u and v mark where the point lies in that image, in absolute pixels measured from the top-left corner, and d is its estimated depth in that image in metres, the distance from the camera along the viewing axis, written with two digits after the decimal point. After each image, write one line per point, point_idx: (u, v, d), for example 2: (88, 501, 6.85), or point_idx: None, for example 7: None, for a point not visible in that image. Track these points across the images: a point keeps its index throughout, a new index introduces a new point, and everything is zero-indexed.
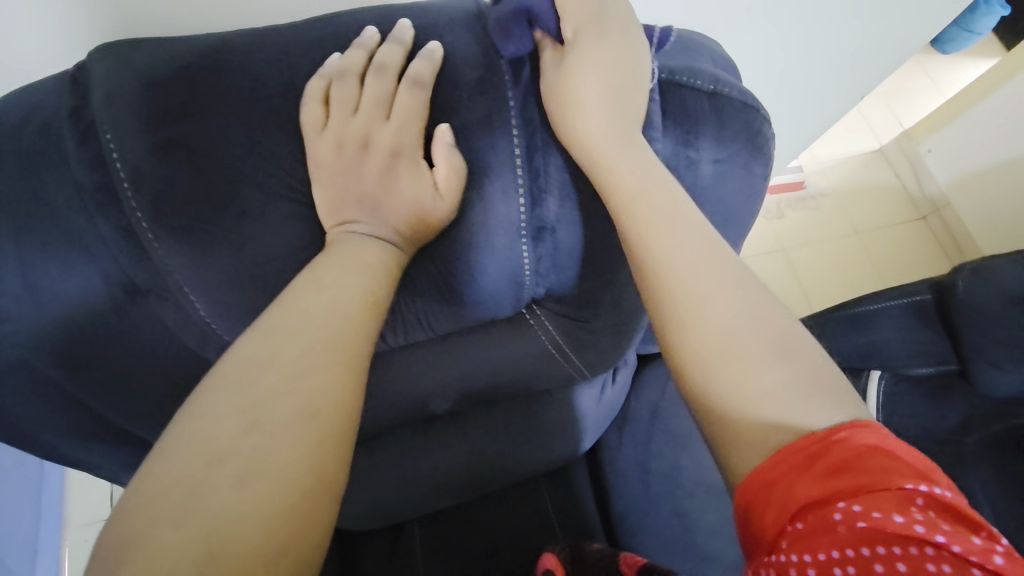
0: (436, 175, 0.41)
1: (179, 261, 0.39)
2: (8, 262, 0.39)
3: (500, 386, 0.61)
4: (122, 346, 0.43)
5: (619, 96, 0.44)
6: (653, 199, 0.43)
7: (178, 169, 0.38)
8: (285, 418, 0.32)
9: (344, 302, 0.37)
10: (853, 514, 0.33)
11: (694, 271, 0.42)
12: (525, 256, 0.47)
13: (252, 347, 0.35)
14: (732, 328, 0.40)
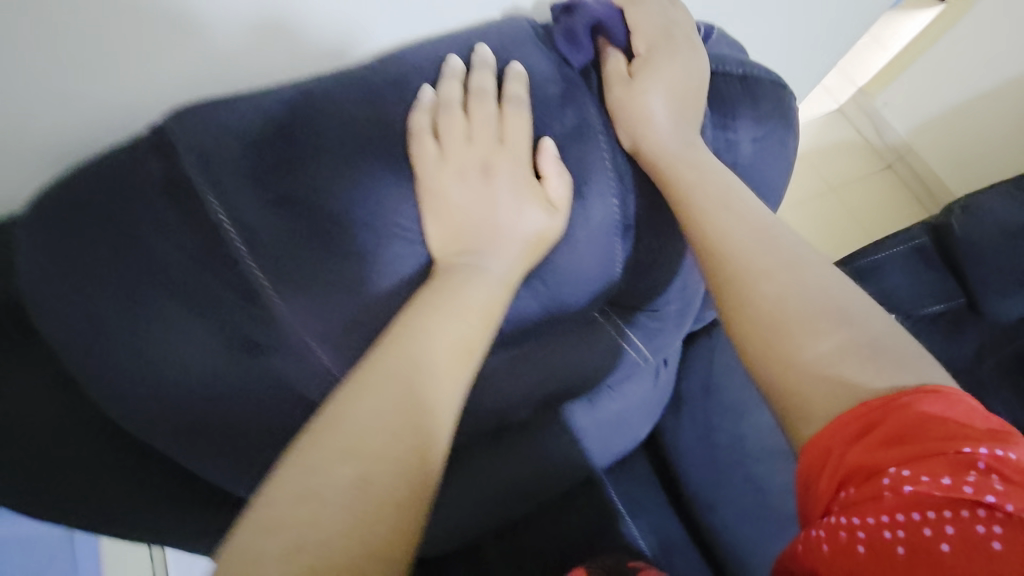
0: (548, 187, 0.44)
1: (301, 311, 0.41)
2: (140, 332, 0.41)
3: (577, 389, 0.61)
4: (241, 403, 0.45)
5: (680, 95, 0.47)
6: (708, 191, 0.46)
7: (296, 222, 0.39)
8: (352, 488, 0.33)
9: (422, 357, 0.37)
10: (899, 483, 0.33)
11: (749, 253, 0.44)
12: (617, 252, 0.51)
13: (341, 403, 0.36)
14: (788, 303, 0.42)
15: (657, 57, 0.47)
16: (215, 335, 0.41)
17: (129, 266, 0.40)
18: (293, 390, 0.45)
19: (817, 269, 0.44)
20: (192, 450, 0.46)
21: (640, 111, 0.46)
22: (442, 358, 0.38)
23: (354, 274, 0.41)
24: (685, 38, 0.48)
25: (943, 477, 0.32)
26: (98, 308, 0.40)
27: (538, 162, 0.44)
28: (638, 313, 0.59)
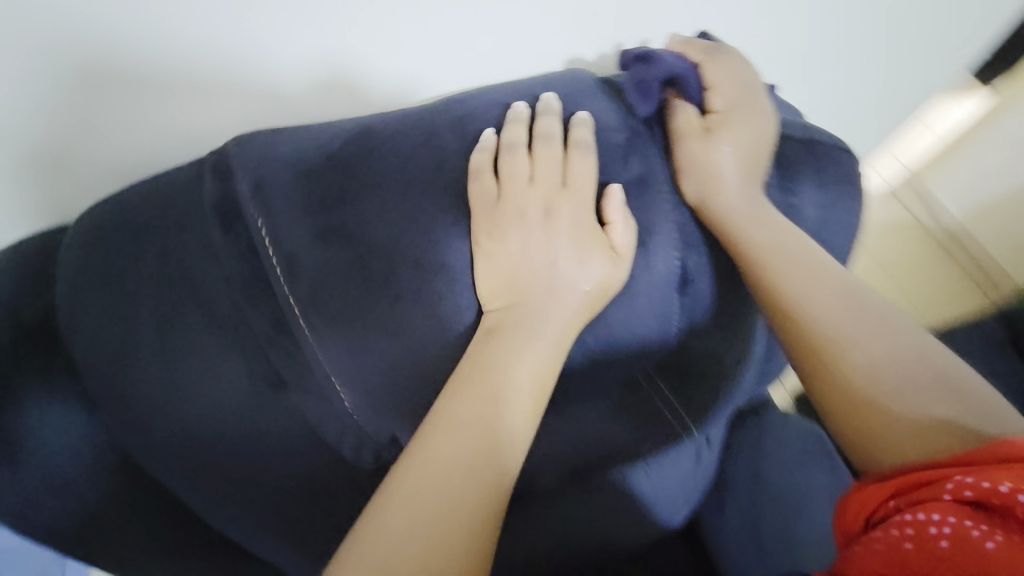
0: (613, 236, 0.42)
1: (330, 344, 0.38)
2: (162, 360, 0.40)
3: (603, 466, 0.51)
4: (254, 442, 0.42)
5: (751, 153, 0.46)
6: (784, 257, 0.44)
7: (336, 251, 0.38)
8: (409, 567, 0.31)
9: (488, 430, 0.36)
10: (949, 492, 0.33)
11: (839, 328, 0.42)
12: (676, 309, 0.47)
13: (408, 468, 0.35)
14: (887, 376, 0.40)
15: (729, 116, 0.46)
16: (241, 363, 0.39)
17: (167, 287, 0.39)
18: (312, 432, 0.42)
19: (909, 335, 0.42)
20: (190, 481, 0.43)
21: (711, 168, 0.45)
22: (497, 420, 0.36)
23: (396, 311, 0.38)
24: (751, 98, 0.48)
25: (1000, 484, 0.32)
26: (131, 328, 0.40)
27: (605, 208, 0.42)
28: (681, 377, 0.52)
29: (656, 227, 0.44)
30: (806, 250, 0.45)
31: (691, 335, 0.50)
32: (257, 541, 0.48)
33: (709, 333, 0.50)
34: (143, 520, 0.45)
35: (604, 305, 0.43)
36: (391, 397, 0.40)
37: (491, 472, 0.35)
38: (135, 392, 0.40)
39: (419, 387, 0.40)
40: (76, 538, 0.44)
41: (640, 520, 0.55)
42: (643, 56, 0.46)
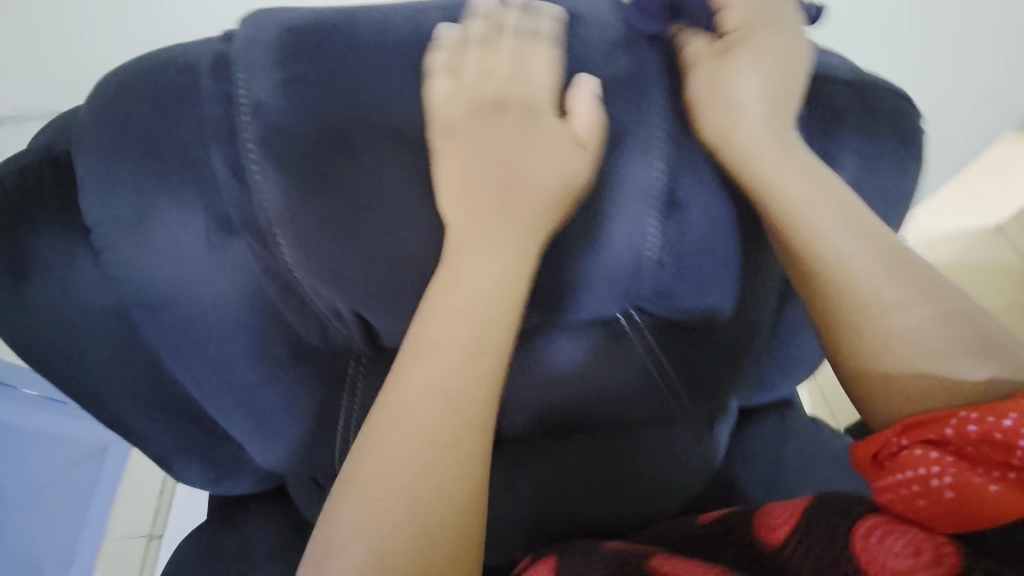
0: (573, 125, 0.40)
1: (275, 189, 0.37)
2: (124, 189, 0.40)
3: (589, 403, 0.59)
4: (209, 291, 0.42)
5: (769, 86, 0.44)
6: (819, 210, 0.44)
7: (301, 101, 0.36)
8: (451, 429, 0.36)
9: (488, 294, 0.38)
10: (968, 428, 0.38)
11: (878, 290, 0.43)
12: (653, 231, 0.43)
13: (416, 355, 0.38)
14: (921, 334, 0.42)
15: (740, 46, 0.45)
16: (197, 204, 0.39)
17: (141, 119, 0.39)
18: (264, 292, 0.42)
19: (934, 286, 0.43)
20: (162, 331, 0.46)
21: (728, 104, 0.44)
22: (496, 309, 0.38)
23: (348, 170, 0.37)
24: (756, 25, 0.46)
25: (1005, 417, 0.37)
26: (100, 155, 0.40)
27: (568, 99, 0.41)
28: (671, 328, 0.55)
29: (638, 130, 0.41)
30: (839, 197, 0.44)
31: (674, 272, 0.47)
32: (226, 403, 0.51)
33: (694, 280, 0.48)
34: (137, 353, 0.51)
35: (573, 208, 0.41)
36: (338, 267, 0.39)
37: (491, 358, 0.38)
38: (106, 239, 0.42)
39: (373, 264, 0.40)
40: (79, 361, 0.50)
41: (625, 459, 0.69)
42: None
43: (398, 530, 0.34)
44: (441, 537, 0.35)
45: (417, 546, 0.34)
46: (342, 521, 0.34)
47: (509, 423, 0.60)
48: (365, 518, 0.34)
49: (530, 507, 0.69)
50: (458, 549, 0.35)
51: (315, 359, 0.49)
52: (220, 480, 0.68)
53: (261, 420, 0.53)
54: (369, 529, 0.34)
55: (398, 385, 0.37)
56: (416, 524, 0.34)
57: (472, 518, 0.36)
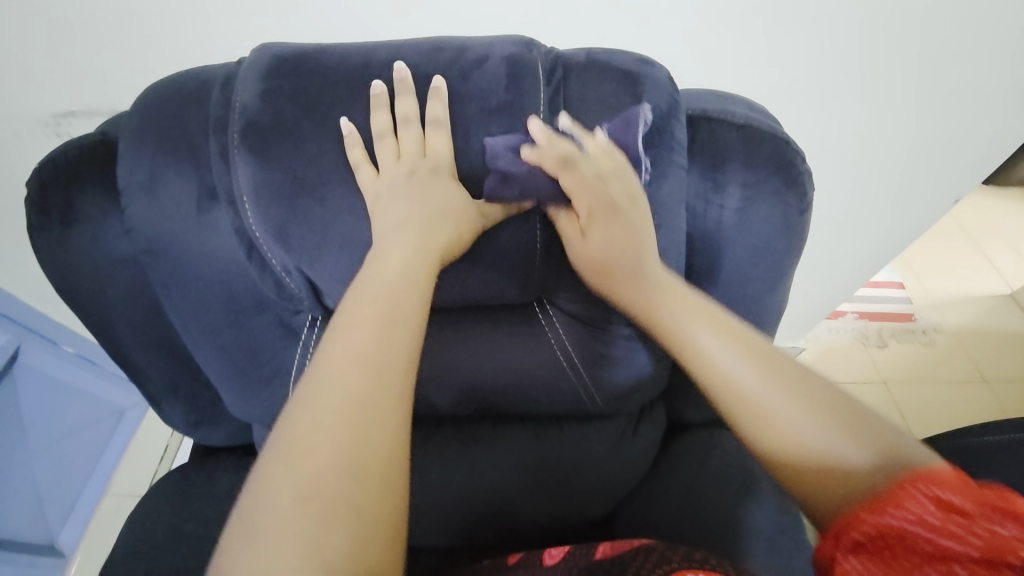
0: (485, 210, 0.51)
1: (246, 168, 0.49)
2: (145, 163, 0.53)
3: (508, 389, 0.67)
4: (193, 245, 0.54)
5: (617, 212, 0.52)
6: (719, 327, 0.53)
7: (271, 106, 0.49)
8: (367, 393, 0.38)
9: (409, 281, 0.45)
10: (913, 518, 0.40)
11: (776, 405, 0.49)
12: (536, 232, 0.54)
13: (334, 341, 0.41)
14: (769, 407, 0.49)
15: (597, 204, 0.51)
16: (194, 179, 0.52)
17: (166, 114, 0.53)
18: (233, 251, 0.54)
19: (831, 404, 0.49)
20: (155, 276, 0.58)
21: (600, 228, 0.52)
22: (407, 292, 0.44)
23: (298, 159, 0.49)
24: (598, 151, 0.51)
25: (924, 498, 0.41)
26: (134, 137, 0.54)
27: (487, 169, 0.51)
28: (579, 323, 0.62)
29: (523, 145, 0.50)
30: (742, 331, 0.53)
31: (562, 269, 0.57)
32: (202, 344, 0.63)
33: (584, 278, 0.57)
34: (143, 297, 0.64)
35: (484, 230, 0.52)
36: (286, 233, 0.51)
37: (405, 328, 0.42)
38: (127, 198, 0.55)
39: (314, 231, 0.51)
40: (97, 299, 0.63)
41: (554, 453, 0.76)
42: (527, 45, 0.52)
43: (324, 476, 0.35)
44: (374, 494, 0.35)
45: (353, 504, 0.34)
46: (262, 493, 0.34)
47: (440, 401, 0.69)
48: (297, 470, 0.35)
49: (465, 483, 0.77)
50: (394, 501, 0.36)
51: (276, 313, 0.60)
52: (199, 426, 0.79)
53: (231, 365, 0.64)
54: (295, 478, 0.35)
55: (316, 366, 0.40)
56: (341, 468, 0.35)
57: (396, 462, 0.37)
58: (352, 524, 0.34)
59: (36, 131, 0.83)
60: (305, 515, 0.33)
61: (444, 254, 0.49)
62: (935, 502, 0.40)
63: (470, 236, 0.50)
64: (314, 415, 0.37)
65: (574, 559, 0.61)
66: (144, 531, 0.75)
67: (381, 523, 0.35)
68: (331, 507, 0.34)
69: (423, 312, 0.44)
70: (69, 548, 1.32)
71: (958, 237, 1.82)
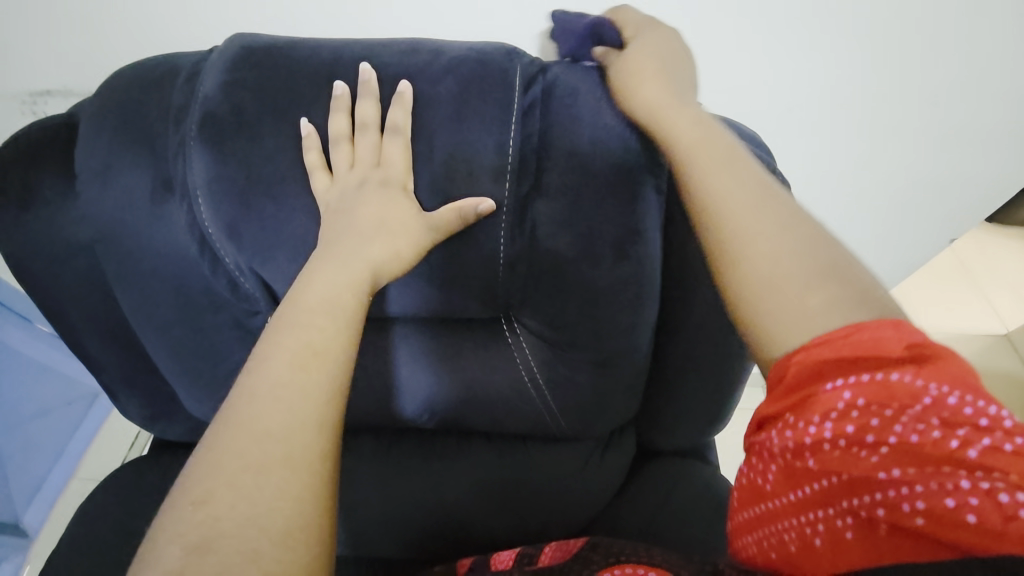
0: (436, 219, 0.48)
1: (200, 161, 0.47)
2: (102, 148, 0.51)
3: (471, 405, 0.64)
4: (145, 235, 0.52)
5: (673, 76, 0.51)
6: (706, 164, 0.47)
7: (229, 99, 0.47)
8: (274, 430, 0.37)
9: (340, 306, 0.43)
10: (837, 408, 0.37)
11: (773, 265, 0.43)
12: (501, 244, 0.51)
13: (248, 378, 0.39)
14: (780, 268, 0.43)
15: (652, 63, 0.51)
16: (150, 169, 0.50)
17: (127, 100, 0.52)
18: (185, 243, 0.52)
19: (821, 262, 0.43)
20: (105, 264, 0.56)
21: (636, 77, 0.51)
22: (330, 321, 0.42)
23: (255, 156, 0.47)
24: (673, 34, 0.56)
25: (894, 407, 0.36)
26: (93, 120, 0.52)
27: (452, 180, 0.48)
28: (546, 345, 0.59)
29: (488, 156, 0.48)
30: (769, 202, 0.46)
31: (528, 290, 0.55)
32: (153, 338, 0.60)
33: (553, 299, 0.55)
34: (99, 287, 0.61)
35: (436, 244, 0.49)
36: (239, 231, 0.49)
37: (329, 358, 0.41)
38: (81, 184, 0.53)
39: (267, 230, 0.49)
40: (51, 285, 0.61)
41: (517, 472, 0.73)
42: (508, 52, 0.50)
43: (220, 524, 0.33)
44: (280, 537, 0.33)
45: (256, 547, 0.33)
46: (157, 544, 0.33)
47: (403, 411, 0.67)
48: (194, 518, 0.33)
49: (424, 497, 0.74)
50: (305, 542, 0.34)
51: (231, 313, 0.57)
52: (155, 420, 0.76)
53: (185, 362, 0.62)
54: (189, 528, 0.33)
55: (225, 408, 0.38)
56: (241, 514, 0.33)
57: (309, 502, 0.35)
58: (251, 572, 0.32)
59: (11, 108, 0.81)
60: (197, 568, 0.31)
61: (387, 276, 0.47)
62: (859, 391, 0.37)
63: (411, 253, 0.47)
64: (213, 458, 0.35)
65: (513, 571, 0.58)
66: (91, 526, 0.73)
67: (288, 568, 0.33)
68: (227, 555, 0.32)
69: (352, 340, 0.43)
70: (34, 529, 1.28)
71: (956, 275, 1.80)
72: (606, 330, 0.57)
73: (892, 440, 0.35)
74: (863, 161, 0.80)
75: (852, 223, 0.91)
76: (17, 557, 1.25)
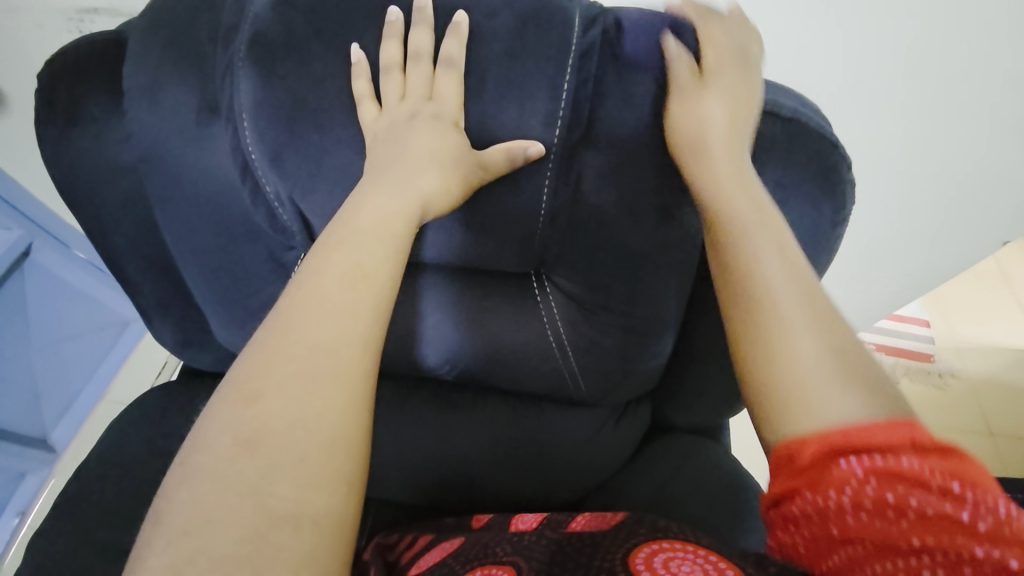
0: (481, 162, 0.46)
1: (248, 84, 0.47)
2: (150, 64, 0.51)
3: (494, 361, 0.64)
4: (188, 157, 0.52)
5: (736, 113, 0.48)
6: (747, 223, 0.46)
7: (279, 20, 0.46)
8: (322, 342, 0.37)
9: (389, 231, 0.43)
10: (848, 486, 0.37)
11: (802, 344, 0.42)
12: (544, 194, 0.50)
13: (298, 289, 0.40)
14: (807, 362, 0.41)
15: (708, 83, 0.48)
16: (197, 89, 0.50)
17: (177, 16, 0.51)
18: (228, 168, 0.52)
19: (857, 349, 0.42)
20: (148, 184, 0.56)
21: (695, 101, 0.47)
22: (378, 246, 0.42)
23: (304, 82, 0.46)
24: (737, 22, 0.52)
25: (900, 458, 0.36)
26: (143, 35, 0.51)
27: (501, 124, 0.47)
28: (576, 306, 0.58)
29: (541, 100, 0.46)
30: (799, 274, 0.45)
31: (566, 247, 0.54)
32: (190, 263, 0.61)
33: (590, 258, 0.54)
34: (139, 209, 0.62)
35: (481, 186, 0.48)
36: (282, 159, 0.48)
37: (376, 281, 0.40)
38: (129, 101, 0.52)
39: (310, 160, 0.48)
40: (94, 202, 0.62)
41: (531, 432, 0.74)
42: None
43: (269, 423, 0.34)
44: (325, 442, 0.34)
45: (303, 448, 0.34)
46: (207, 433, 0.34)
47: (426, 361, 0.67)
48: (244, 413, 0.34)
49: (438, 447, 0.76)
50: (348, 450, 0.35)
51: (266, 245, 0.58)
52: (185, 347, 0.78)
53: (219, 290, 0.63)
54: (240, 423, 0.34)
55: (272, 316, 0.39)
56: (289, 417, 0.34)
57: (353, 414, 0.36)
58: (298, 471, 0.33)
59: (59, 25, 0.82)
60: (247, 459, 0.33)
61: (435, 212, 0.46)
62: (871, 468, 0.36)
63: (455, 194, 0.47)
64: (263, 362, 0.36)
65: (542, 532, 0.59)
66: (121, 441, 0.76)
67: (331, 473, 0.34)
68: (276, 453, 0.33)
69: (398, 268, 0.42)
70: (60, 444, 1.36)
71: (997, 284, 1.72)
72: (640, 296, 0.56)
73: (911, 513, 0.34)
74: (929, 148, 0.75)
75: (904, 214, 0.86)
76: (40, 469, 1.33)
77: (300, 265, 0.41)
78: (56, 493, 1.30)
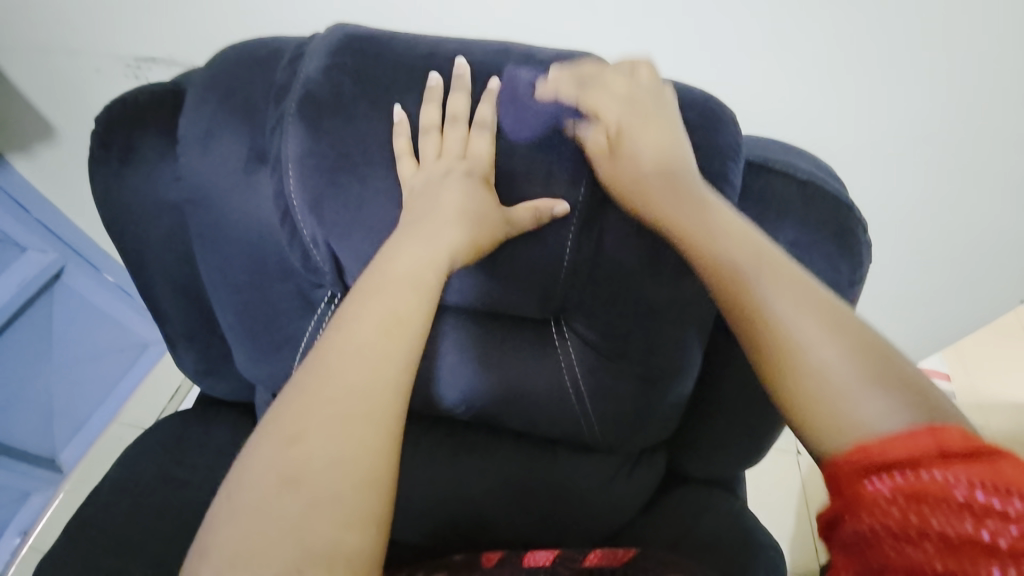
0: (509, 216, 0.49)
1: (295, 137, 0.50)
2: (206, 115, 0.55)
3: (510, 403, 0.65)
4: (232, 199, 0.56)
5: (633, 99, 0.51)
6: (674, 201, 0.48)
7: (329, 81, 0.50)
8: (358, 383, 0.39)
9: (422, 277, 0.45)
10: (873, 505, 0.33)
11: (799, 341, 0.40)
12: (567, 246, 0.52)
13: (337, 332, 0.42)
14: (830, 370, 0.39)
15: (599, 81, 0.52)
16: (247, 139, 0.54)
17: (234, 73, 0.55)
18: (269, 211, 0.55)
19: (883, 356, 0.39)
20: (192, 222, 0.60)
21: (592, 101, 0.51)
22: (411, 291, 0.44)
23: (348, 136, 0.50)
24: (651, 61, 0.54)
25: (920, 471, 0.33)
26: (201, 88, 0.56)
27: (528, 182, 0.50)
28: (593, 352, 0.60)
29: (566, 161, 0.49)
30: (782, 269, 0.44)
31: (586, 296, 0.55)
32: (223, 297, 0.64)
33: (609, 307, 0.55)
34: (179, 244, 0.65)
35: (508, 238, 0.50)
36: (322, 205, 0.51)
37: (409, 326, 0.42)
38: (183, 147, 0.56)
39: (348, 208, 0.51)
40: (138, 236, 0.65)
41: (544, 475, 0.74)
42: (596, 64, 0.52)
43: (308, 462, 0.35)
44: (360, 482, 0.35)
45: (339, 486, 0.35)
46: (247, 472, 0.36)
47: (443, 401, 0.68)
48: (284, 453, 0.36)
49: (448, 486, 0.75)
50: (382, 490, 0.36)
51: (298, 283, 0.60)
52: (206, 375, 0.80)
53: (248, 323, 0.65)
54: (282, 463, 0.35)
55: (311, 359, 0.41)
56: (326, 456, 0.36)
57: (386, 454, 0.37)
58: (334, 511, 0.34)
59: (117, 69, 0.89)
60: (288, 500, 0.34)
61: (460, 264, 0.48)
62: (896, 487, 0.33)
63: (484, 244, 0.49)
64: (303, 402, 0.38)
65: (556, 568, 0.59)
66: (135, 467, 0.77)
67: (365, 513, 0.35)
68: (314, 493, 0.34)
69: (429, 313, 0.44)
70: (69, 464, 1.38)
71: (1018, 340, 1.69)
72: (657, 345, 0.57)
73: (933, 534, 0.31)
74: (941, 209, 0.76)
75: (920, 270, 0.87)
76: (46, 489, 1.33)
77: (339, 310, 0.44)
78: (58, 515, 1.30)
